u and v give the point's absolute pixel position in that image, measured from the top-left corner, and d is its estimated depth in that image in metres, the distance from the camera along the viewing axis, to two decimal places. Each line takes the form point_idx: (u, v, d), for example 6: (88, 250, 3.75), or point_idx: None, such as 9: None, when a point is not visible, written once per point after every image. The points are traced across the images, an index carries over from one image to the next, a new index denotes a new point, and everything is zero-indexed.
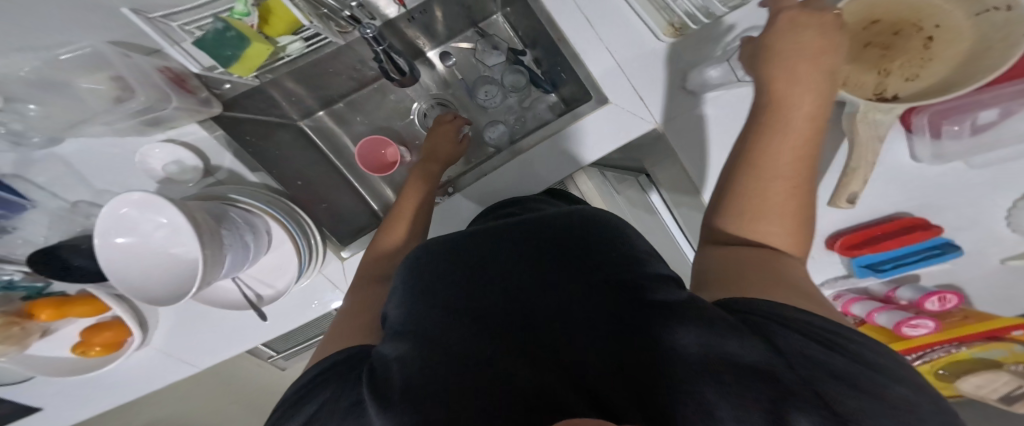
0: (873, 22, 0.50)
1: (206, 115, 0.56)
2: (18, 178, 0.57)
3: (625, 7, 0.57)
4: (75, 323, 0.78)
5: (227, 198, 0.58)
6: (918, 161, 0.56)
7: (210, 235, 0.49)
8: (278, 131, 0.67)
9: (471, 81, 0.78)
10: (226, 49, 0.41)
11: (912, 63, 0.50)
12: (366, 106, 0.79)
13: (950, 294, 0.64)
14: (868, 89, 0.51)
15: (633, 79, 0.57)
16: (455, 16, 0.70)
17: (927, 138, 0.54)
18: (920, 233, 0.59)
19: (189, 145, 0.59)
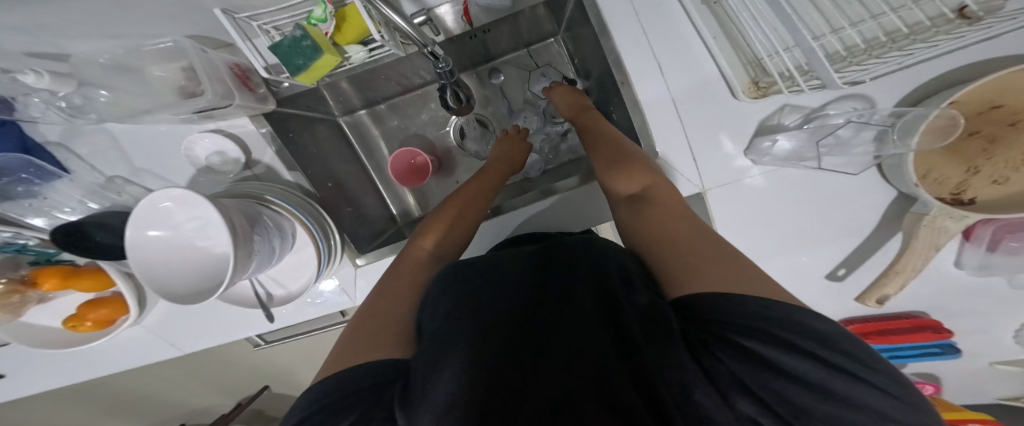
0: (994, 107, 0.43)
1: (259, 111, 0.55)
2: (62, 147, 0.56)
3: (699, 49, 0.52)
4: (73, 295, 0.75)
5: (261, 198, 0.57)
6: (960, 268, 0.53)
7: (243, 240, 0.48)
8: (318, 126, 0.67)
9: (514, 101, 0.77)
10: (298, 59, 0.40)
11: (1010, 165, 0.44)
12: (407, 111, 0.79)
13: (929, 385, 0.69)
14: (947, 186, 0.46)
15: (686, 120, 0.52)
16: (514, 38, 0.69)
17: (981, 249, 0.51)
18: (930, 335, 0.57)
19: (234, 136, 0.57)
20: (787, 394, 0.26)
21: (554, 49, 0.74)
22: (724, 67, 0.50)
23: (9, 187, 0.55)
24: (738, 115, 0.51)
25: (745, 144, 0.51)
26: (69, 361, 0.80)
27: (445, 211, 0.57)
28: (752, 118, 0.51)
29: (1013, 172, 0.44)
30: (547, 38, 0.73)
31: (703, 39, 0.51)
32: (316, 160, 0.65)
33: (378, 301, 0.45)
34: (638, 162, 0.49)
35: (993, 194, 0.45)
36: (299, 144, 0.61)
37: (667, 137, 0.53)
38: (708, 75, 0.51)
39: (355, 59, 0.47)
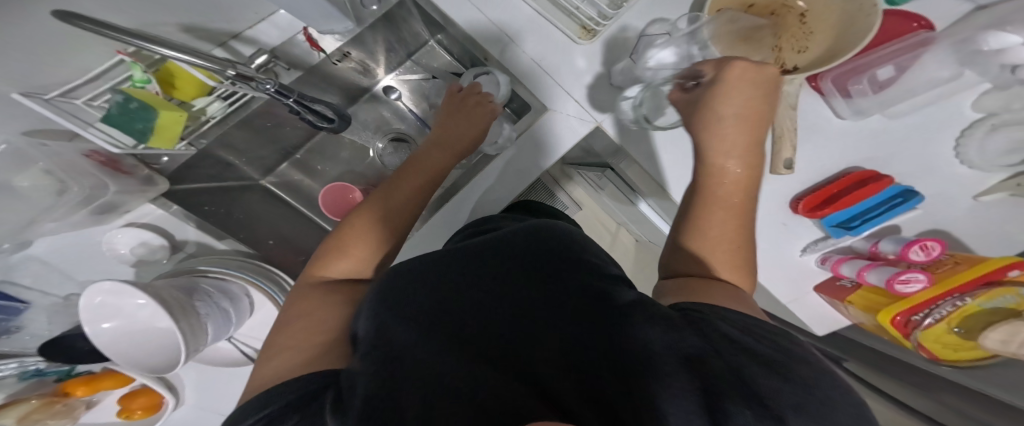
0: (750, 7, 0.56)
1: (156, 192, 0.53)
2: (7, 283, 0.60)
3: (536, 16, 0.62)
4: (114, 393, 0.78)
5: (198, 269, 0.60)
6: (843, 118, 0.58)
7: (182, 312, 0.51)
8: (242, 193, 0.70)
9: (421, 110, 0.81)
10: (137, 122, 0.43)
11: (798, 38, 0.54)
12: (327, 152, 0.81)
13: (931, 241, 0.55)
14: (769, 65, 0.55)
15: (554, 76, 0.62)
16: (391, 49, 0.71)
17: (840, 97, 0.57)
18: (874, 185, 0.55)
19: (151, 225, 0.59)
20: (743, 365, 0.26)
21: (436, 52, 0.76)
22: (558, 25, 0.62)
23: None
24: (589, 54, 0.62)
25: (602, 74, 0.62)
26: None
27: (383, 195, 0.54)
28: (597, 52, 0.62)
29: (805, 41, 0.53)
30: (425, 44, 0.75)
31: (529, 6, 0.62)
32: (246, 225, 0.67)
33: (320, 310, 0.43)
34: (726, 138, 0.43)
35: (805, 59, 0.53)
36: (227, 211, 0.65)
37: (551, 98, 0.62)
38: (548, 30, 0.62)
39: (212, 108, 0.52)
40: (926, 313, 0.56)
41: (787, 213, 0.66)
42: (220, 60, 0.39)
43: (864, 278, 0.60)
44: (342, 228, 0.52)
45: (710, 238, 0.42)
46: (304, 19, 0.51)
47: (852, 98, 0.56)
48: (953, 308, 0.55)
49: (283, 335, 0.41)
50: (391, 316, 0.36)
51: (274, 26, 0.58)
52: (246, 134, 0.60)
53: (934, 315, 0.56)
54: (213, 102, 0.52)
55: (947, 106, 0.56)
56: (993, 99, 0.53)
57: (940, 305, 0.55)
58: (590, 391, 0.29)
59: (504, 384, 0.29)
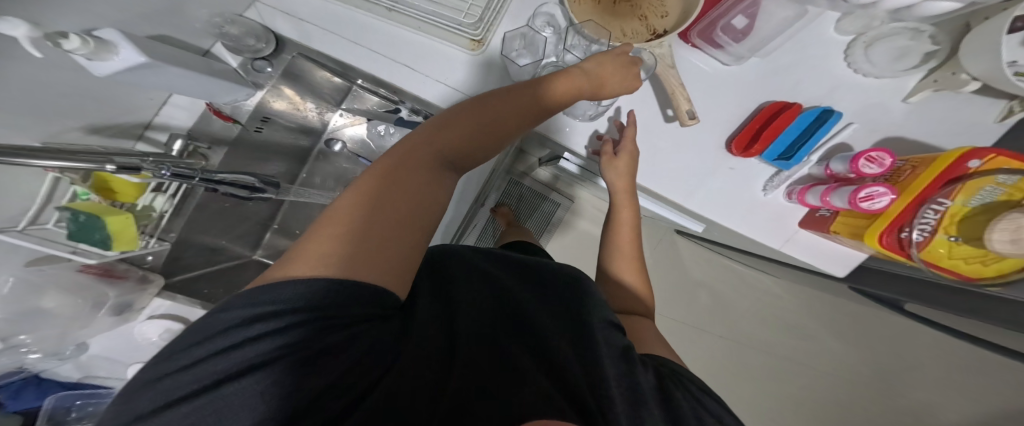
0: None
1: (153, 287, 0.65)
2: (91, 377, 0.78)
3: (426, 42, 0.66)
4: None
5: None
6: (726, 65, 0.56)
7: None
8: (237, 270, 0.82)
9: (368, 155, 0.89)
10: (95, 232, 0.53)
11: (658, 4, 0.58)
12: (301, 216, 0.92)
13: (876, 152, 0.48)
14: (643, 33, 0.59)
15: (464, 88, 0.66)
16: (317, 102, 0.83)
17: (714, 49, 0.56)
18: (789, 111, 0.52)
19: (171, 315, 0.68)
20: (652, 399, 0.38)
21: (364, 98, 0.84)
22: (446, 46, 0.66)
23: (84, 407, 0.80)
24: (483, 64, 0.66)
25: (503, 74, 0.66)
26: None
27: (494, 103, 0.48)
28: (491, 58, 0.66)
29: (663, 6, 0.58)
30: (350, 90, 0.83)
31: (411, 33, 0.66)
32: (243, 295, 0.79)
33: (400, 209, 0.37)
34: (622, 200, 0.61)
35: (669, 22, 0.57)
36: (224, 284, 0.78)
37: None
38: (438, 51, 0.66)
39: (157, 202, 0.63)
40: (911, 226, 0.49)
41: (726, 156, 0.59)
42: (91, 156, 0.43)
43: (830, 204, 0.53)
44: (458, 137, 0.45)
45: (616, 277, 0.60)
46: (202, 95, 0.64)
47: (722, 48, 0.55)
48: (941, 215, 0.47)
49: (362, 203, 0.37)
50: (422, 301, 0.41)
51: (180, 108, 0.70)
52: (211, 217, 0.74)
53: (921, 227, 0.48)
54: (156, 197, 0.63)
55: (823, 22, 0.55)
56: (850, 23, 0.51)
57: (925, 215, 0.48)
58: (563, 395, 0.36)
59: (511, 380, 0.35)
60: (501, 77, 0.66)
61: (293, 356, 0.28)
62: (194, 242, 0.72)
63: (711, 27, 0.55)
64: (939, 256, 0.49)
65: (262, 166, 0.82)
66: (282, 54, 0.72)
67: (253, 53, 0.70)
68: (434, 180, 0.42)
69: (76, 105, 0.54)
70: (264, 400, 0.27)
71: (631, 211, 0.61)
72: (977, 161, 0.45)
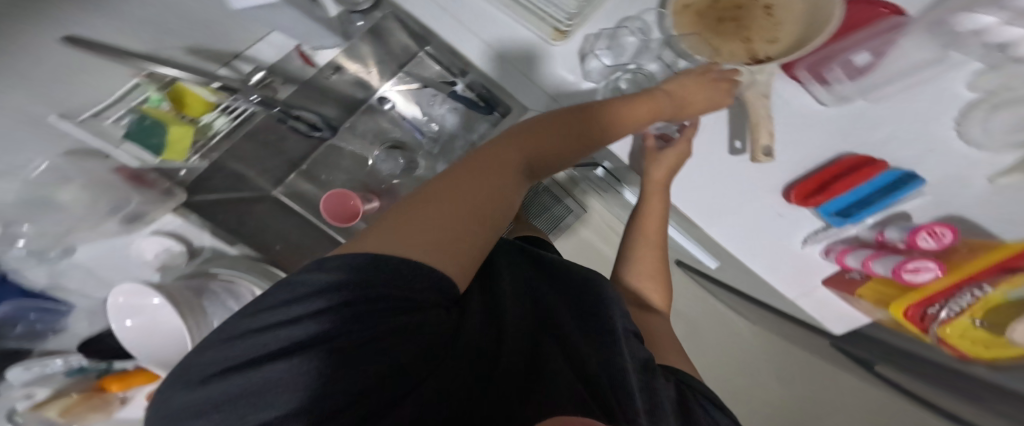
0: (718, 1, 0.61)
1: (175, 203, 0.62)
2: (58, 290, 0.68)
3: (508, 20, 0.62)
4: (141, 390, 0.88)
5: (210, 272, 0.66)
6: (822, 105, 0.58)
7: (191, 312, 0.60)
8: (254, 205, 0.77)
9: (413, 120, 0.87)
10: (153, 138, 0.52)
11: (768, 29, 0.58)
12: (330, 163, 0.87)
13: (942, 228, 0.50)
14: (743, 56, 0.58)
15: (535, 78, 0.63)
16: (381, 60, 0.78)
17: (817, 84, 0.57)
18: (870, 170, 0.53)
19: (174, 234, 0.63)
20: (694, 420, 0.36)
21: (426, 63, 0.80)
22: (528, 28, 0.61)
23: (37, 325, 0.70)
24: (561, 57, 0.62)
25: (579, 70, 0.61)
26: None
27: (566, 118, 0.47)
28: (571, 51, 0.62)
29: (773, 32, 0.58)
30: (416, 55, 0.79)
31: (496, 6, 0.62)
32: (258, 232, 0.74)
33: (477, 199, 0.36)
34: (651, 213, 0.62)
35: (777, 48, 0.57)
36: (237, 218, 0.71)
37: (532, 99, 0.64)
38: (518, 33, 0.62)
39: (218, 123, 0.62)
40: (942, 304, 0.52)
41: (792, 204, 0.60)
42: None
43: (871, 269, 0.55)
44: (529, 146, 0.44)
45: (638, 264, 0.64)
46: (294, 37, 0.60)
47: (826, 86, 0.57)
48: (977, 299, 0.51)
49: (434, 197, 0.35)
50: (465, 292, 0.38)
51: (270, 45, 0.69)
52: (252, 148, 0.68)
53: (952, 306, 0.52)
54: (218, 117, 0.61)
55: (932, 92, 0.56)
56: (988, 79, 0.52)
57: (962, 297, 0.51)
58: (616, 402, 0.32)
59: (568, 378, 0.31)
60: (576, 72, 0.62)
61: (345, 333, 0.25)
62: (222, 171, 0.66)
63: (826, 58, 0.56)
64: (951, 335, 0.53)
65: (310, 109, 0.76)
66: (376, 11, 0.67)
67: (352, 5, 0.65)
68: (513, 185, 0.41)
69: (161, 17, 0.50)
70: (310, 381, 0.23)
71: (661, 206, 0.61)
72: None
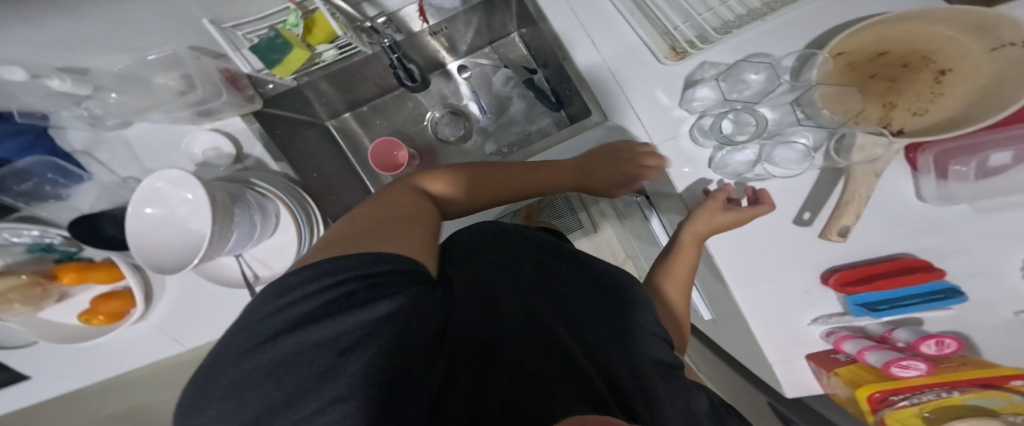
0: (880, 54, 0.56)
1: (249, 109, 0.63)
2: (87, 155, 0.64)
3: (625, 26, 0.61)
4: (91, 290, 0.79)
5: (249, 181, 0.62)
6: (924, 200, 0.57)
7: (223, 213, 0.53)
8: (306, 129, 0.75)
9: (482, 95, 0.84)
10: (273, 53, 0.47)
11: (922, 98, 0.55)
12: (387, 111, 0.86)
13: (949, 338, 0.53)
14: (874, 121, 0.56)
15: (629, 91, 0.61)
16: (477, 31, 0.75)
17: (934, 176, 0.57)
18: (922, 275, 0.55)
19: (228, 134, 0.65)
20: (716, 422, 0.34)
21: (515, 45, 0.80)
22: (647, 40, 0.60)
23: (41, 187, 0.63)
24: (670, 76, 0.60)
25: (678, 96, 0.60)
26: (72, 365, 0.81)
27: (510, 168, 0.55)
28: (679, 76, 0.60)
29: (927, 104, 0.54)
30: (508, 35, 0.80)
31: (620, 11, 0.61)
32: (302, 155, 0.72)
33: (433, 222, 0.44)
34: (681, 258, 0.56)
35: (915, 123, 0.55)
36: (286, 139, 0.68)
37: (618, 109, 0.61)
38: (632, 42, 0.61)
39: (326, 55, 0.56)
40: (907, 395, 0.54)
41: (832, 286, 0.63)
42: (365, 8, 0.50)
43: (863, 358, 0.56)
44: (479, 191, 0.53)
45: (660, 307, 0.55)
46: None
47: (947, 180, 0.57)
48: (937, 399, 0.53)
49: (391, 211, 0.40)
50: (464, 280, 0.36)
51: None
52: (333, 82, 0.72)
53: (914, 399, 0.54)
54: (330, 50, 0.55)
55: None
56: None
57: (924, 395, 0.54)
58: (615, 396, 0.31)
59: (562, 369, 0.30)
60: (674, 98, 0.60)
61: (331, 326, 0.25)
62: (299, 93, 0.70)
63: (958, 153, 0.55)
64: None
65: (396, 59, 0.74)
66: None
67: None
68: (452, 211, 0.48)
69: None
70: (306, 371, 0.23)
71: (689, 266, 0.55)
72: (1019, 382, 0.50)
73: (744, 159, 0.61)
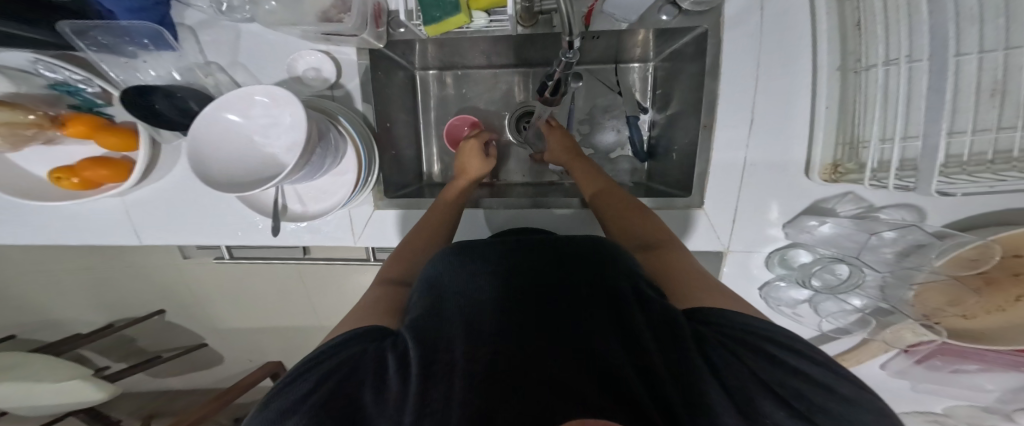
0: (1014, 255, 0.54)
1: (370, 46, 0.60)
2: (188, 31, 0.60)
3: (796, 120, 0.57)
4: (82, 146, 0.71)
5: (336, 117, 0.59)
6: (885, 365, 0.80)
7: (308, 151, 0.48)
8: (398, 72, 0.71)
9: (580, 110, 0.79)
10: (437, 11, 0.49)
11: (988, 306, 0.58)
12: (478, 85, 0.82)
13: None
14: (927, 306, 0.61)
15: (745, 184, 0.60)
16: (610, 52, 0.73)
17: (914, 357, 0.77)
18: None
19: (334, 60, 0.61)
20: (763, 401, 0.33)
21: (637, 73, 0.77)
22: (817, 143, 0.55)
23: (120, 46, 0.58)
24: (804, 188, 0.59)
25: (791, 216, 0.60)
26: (57, 215, 0.77)
27: (445, 190, 0.70)
28: (810, 195, 0.59)
29: (981, 312, 0.59)
30: (633, 63, 0.76)
31: (819, 102, 0.54)
32: (388, 103, 0.68)
33: (412, 251, 0.60)
34: (613, 193, 0.63)
35: (955, 321, 0.61)
36: (382, 83, 0.66)
37: (721, 196, 0.61)
38: (784, 133, 0.58)
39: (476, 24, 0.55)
40: None
41: None
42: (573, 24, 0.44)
43: None
44: (421, 219, 0.65)
45: (664, 277, 0.49)
46: None
47: (918, 364, 0.78)
48: None
49: (392, 260, 0.59)
50: (460, 294, 0.42)
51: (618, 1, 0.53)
52: (454, 45, 0.70)
53: None
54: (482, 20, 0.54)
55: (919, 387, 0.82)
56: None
57: None
58: (612, 386, 0.31)
59: (547, 361, 0.33)
60: (784, 217, 0.60)
61: (318, 386, 0.35)
62: (410, 43, 0.67)
63: (948, 356, 0.72)
64: None
65: (536, 51, 0.73)
66: (691, 19, 0.58)
67: None
68: (429, 226, 0.63)
69: None
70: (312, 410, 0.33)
71: (642, 218, 0.59)
72: None
73: (795, 297, 0.68)
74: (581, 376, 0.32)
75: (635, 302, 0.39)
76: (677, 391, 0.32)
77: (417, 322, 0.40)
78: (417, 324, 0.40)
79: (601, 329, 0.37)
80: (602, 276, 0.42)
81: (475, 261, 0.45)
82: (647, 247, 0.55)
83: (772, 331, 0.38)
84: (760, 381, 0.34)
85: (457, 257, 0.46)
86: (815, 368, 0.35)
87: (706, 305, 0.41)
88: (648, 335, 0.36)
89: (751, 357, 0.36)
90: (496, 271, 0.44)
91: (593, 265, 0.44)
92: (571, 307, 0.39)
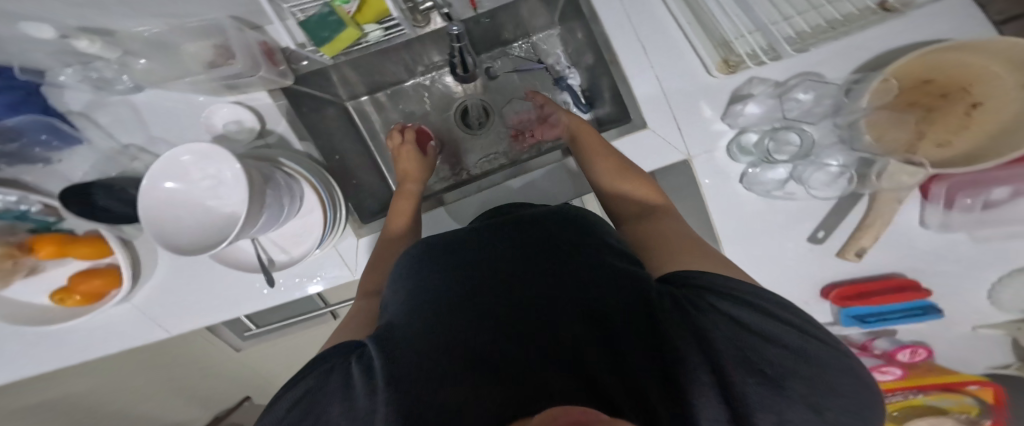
0: (928, 80, 0.57)
1: (278, 85, 0.64)
2: (83, 117, 0.65)
3: (682, 43, 0.64)
4: (65, 266, 0.74)
5: (279, 161, 0.62)
6: (926, 226, 0.65)
7: (258, 194, 0.51)
8: (328, 108, 0.74)
9: (512, 87, 0.83)
10: (325, 32, 0.53)
11: (949, 129, 0.58)
12: (410, 98, 0.85)
13: (922, 349, 0.72)
14: (899, 147, 0.59)
15: (674, 108, 0.63)
16: (512, 29, 0.78)
17: (940, 205, 0.64)
18: (907, 294, 0.65)
19: (252, 108, 0.66)
20: (735, 367, 0.32)
21: (552, 40, 0.81)
22: (701, 51, 0.63)
23: (27, 149, 0.62)
24: (716, 89, 0.63)
25: (722, 109, 0.63)
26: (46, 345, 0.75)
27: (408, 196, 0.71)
28: (725, 89, 0.63)
29: (949, 136, 0.58)
30: (546, 32, 0.80)
31: (678, 23, 0.65)
32: (326, 135, 0.71)
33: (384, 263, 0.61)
34: (591, 145, 0.64)
35: (936, 153, 0.58)
36: (311, 118, 0.69)
37: (659, 122, 0.64)
38: (682, 54, 0.63)
39: (372, 35, 0.59)
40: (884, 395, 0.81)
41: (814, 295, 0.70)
42: None
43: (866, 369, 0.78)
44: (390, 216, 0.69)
45: (645, 240, 0.51)
46: None
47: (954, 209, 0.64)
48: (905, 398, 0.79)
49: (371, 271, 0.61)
50: (429, 296, 0.42)
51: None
52: (365, 66, 0.73)
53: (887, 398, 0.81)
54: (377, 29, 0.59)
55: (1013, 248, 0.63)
56: None
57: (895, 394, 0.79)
58: (575, 379, 0.33)
59: (515, 360, 0.35)
60: (717, 111, 0.63)
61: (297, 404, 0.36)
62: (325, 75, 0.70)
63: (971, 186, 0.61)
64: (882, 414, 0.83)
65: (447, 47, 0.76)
66: None
67: None
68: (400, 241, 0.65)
69: None
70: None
71: (624, 173, 0.61)
72: (976, 387, 0.72)
73: (776, 177, 0.66)
74: (547, 376, 0.34)
75: (602, 282, 0.40)
76: (640, 372, 0.33)
77: (389, 330, 0.40)
78: (389, 329, 0.40)
79: (568, 318, 0.37)
80: (570, 262, 0.43)
81: (446, 262, 0.45)
82: (644, 215, 0.56)
83: (753, 293, 0.37)
84: (734, 344, 0.34)
85: (427, 262, 0.46)
86: (791, 333, 0.34)
87: (695, 266, 0.41)
88: (612, 315, 0.36)
89: (727, 321, 0.35)
90: (464, 269, 0.44)
91: (560, 252, 0.44)
92: (537, 296, 0.39)
